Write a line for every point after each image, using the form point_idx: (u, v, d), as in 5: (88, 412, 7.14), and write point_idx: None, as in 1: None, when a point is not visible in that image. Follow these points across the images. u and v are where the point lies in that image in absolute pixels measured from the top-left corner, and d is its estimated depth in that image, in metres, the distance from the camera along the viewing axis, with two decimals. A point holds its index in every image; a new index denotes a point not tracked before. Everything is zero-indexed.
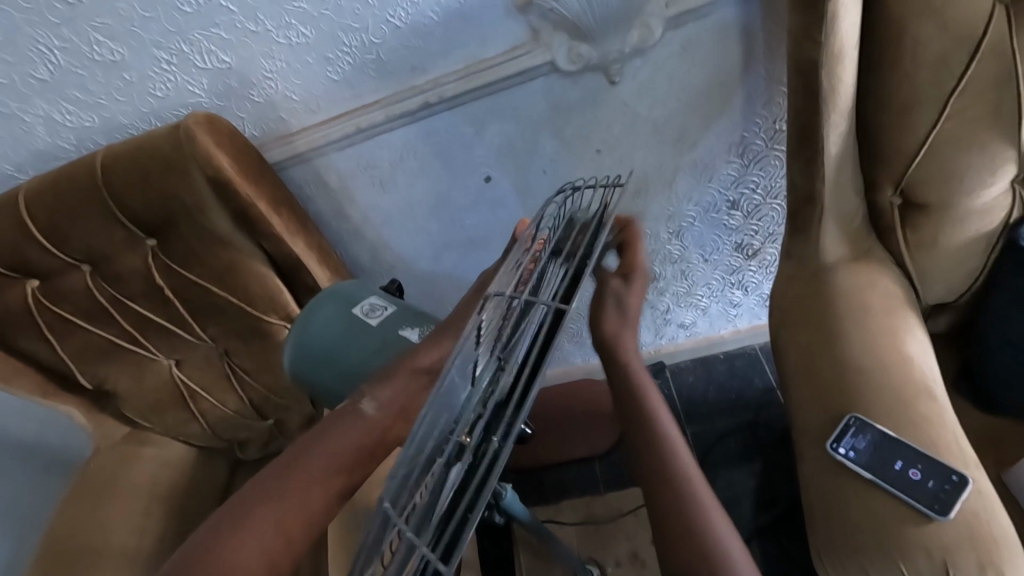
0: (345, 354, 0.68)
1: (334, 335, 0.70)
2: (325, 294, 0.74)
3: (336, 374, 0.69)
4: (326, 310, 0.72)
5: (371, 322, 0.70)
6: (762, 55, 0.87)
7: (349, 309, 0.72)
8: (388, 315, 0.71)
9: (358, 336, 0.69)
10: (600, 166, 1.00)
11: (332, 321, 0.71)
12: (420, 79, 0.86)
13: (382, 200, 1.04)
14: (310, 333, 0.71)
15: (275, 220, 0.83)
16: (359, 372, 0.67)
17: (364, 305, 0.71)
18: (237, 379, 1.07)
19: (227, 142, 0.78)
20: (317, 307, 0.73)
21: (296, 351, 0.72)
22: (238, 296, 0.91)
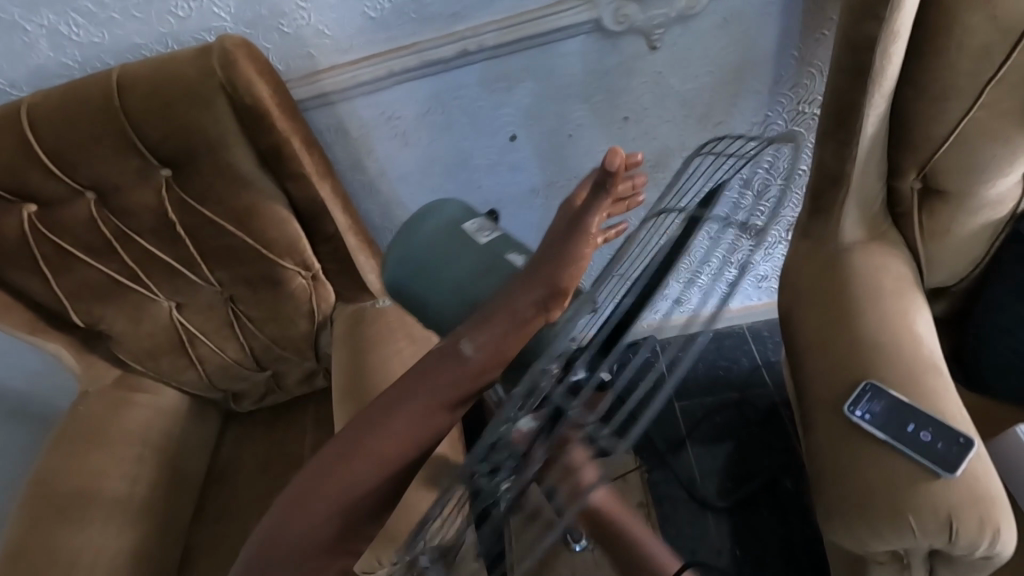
0: (449, 266, 0.63)
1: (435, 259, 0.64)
2: (408, 225, 0.69)
3: (442, 299, 0.63)
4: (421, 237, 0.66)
5: (478, 239, 0.64)
6: (797, 35, 0.89)
7: (457, 224, 0.67)
8: (497, 237, 0.66)
9: (466, 254, 0.63)
10: (625, 135, 1.01)
11: (438, 232, 0.66)
12: (459, 26, 0.84)
13: (401, 152, 1.01)
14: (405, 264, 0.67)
15: (304, 159, 0.80)
16: (461, 288, 0.62)
17: (473, 222, 0.66)
18: (240, 327, 1.04)
19: (266, 70, 0.75)
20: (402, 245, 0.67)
21: (391, 263, 0.67)
22: (252, 239, 0.87)
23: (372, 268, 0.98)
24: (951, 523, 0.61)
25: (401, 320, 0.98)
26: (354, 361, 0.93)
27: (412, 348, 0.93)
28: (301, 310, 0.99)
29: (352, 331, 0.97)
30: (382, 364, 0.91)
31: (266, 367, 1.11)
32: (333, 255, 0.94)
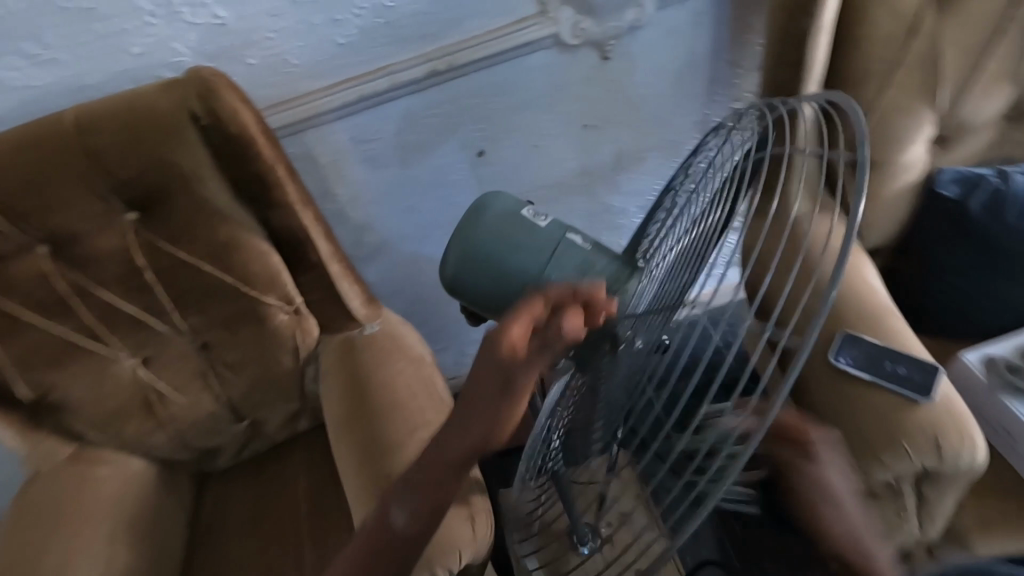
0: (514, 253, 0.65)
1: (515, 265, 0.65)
2: (462, 241, 0.66)
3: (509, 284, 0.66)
4: (484, 247, 0.66)
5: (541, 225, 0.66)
6: (728, 40, 1.00)
7: (515, 211, 0.67)
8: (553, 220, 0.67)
9: (532, 238, 0.65)
10: (586, 141, 1.07)
11: (499, 219, 0.66)
12: (429, 47, 0.87)
13: (372, 176, 1.01)
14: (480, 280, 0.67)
15: (288, 186, 0.78)
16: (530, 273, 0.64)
17: (531, 209, 0.67)
18: (215, 376, 0.97)
19: (243, 97, 0.73)
20: (469, 261, 0.67)
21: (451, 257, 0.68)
22: (232, 276, 0.83)
23: (356, 295, 0.95)
24: (938, 440, 0.69)
25: (394, 342, 0.98)
26: (356, 387, 0.93)
27: (413, 366, 0.95)
28: (286, 346, 0.95)
29: (347, 359, 0.96)
30: (387, 385, 0.92)
31: (243, 417, 1.03)
32: (318, 285, 0.91)
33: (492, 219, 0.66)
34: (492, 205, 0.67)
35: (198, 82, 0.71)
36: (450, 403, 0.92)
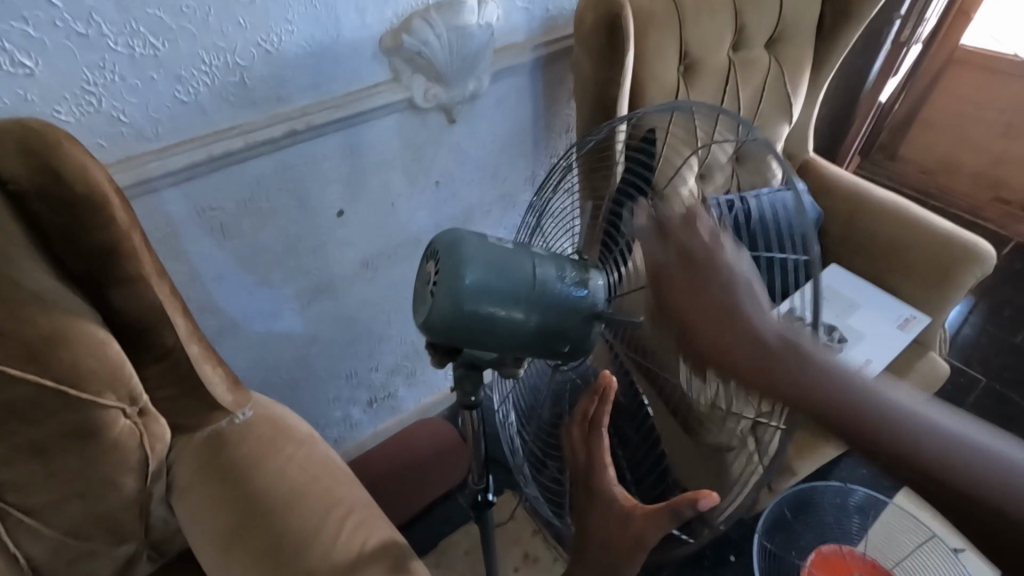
0: (531, 297, 0.46)
1: (532, 301, 0.46)
2: (446, 305, 0.44)
3: (536, 333, 0.47)
4: (484, 300, 0.44)
5: (526, 253, 0.47)
6: (546, 109, 1.20)
7: (494, 252, 0.45)
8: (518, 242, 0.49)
9: (536, 272, 0.46)
10: (438, 197, 1.15)
11: (493, 270, 0.44)
12: (284, 108, 0.86)
13: (217, 246, 0.91)
14: (479, 340, 0.47)
15: (145, 255, 0.69)
16: (559, 308, 0.47)
17: (497, 239, 0.47)
18: (10, 533, 0.70)
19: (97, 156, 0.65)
20: (471, 322, 0.44)
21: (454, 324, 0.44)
22: (50, 379, 0.65)
23: (220, 379, 0.82)
24: None
25: (274, 428, 0.85)
26: (237, 491, 0.78)
27: (305, 449, 0.83)
28: (126, 462, 0.74)
29: (216, 462, 0.80)
30: (276, 478, 0.79)
31: None
32: (171, 373, 0.77)
33: (482, 257, 0.44)
34: (467, 238, 0.45)
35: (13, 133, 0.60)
36: (353, 477, 0.83)
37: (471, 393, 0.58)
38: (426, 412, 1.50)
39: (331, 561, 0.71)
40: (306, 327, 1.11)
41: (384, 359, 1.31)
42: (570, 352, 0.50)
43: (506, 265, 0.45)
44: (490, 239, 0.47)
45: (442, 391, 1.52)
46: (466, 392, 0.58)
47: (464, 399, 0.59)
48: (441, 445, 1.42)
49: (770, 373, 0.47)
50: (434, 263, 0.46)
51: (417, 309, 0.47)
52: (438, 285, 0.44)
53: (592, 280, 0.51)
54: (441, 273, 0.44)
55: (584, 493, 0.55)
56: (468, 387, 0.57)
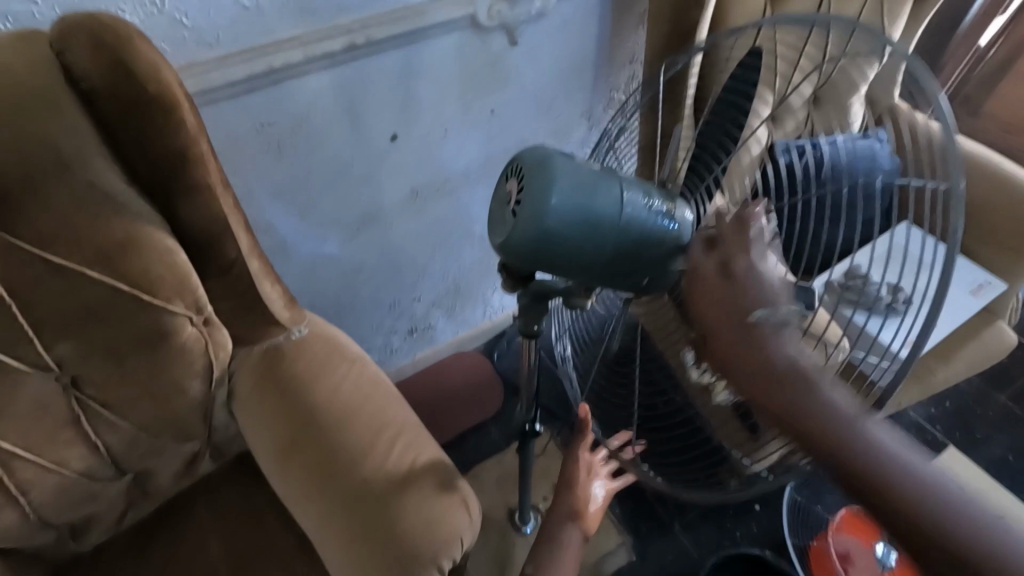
0: (614, 223, 0.45)
1: (617, 229, 0.45)
2: (528, 225, 0.43)
3: (617, 261, 0.47)
4: (568, 223, 0.43)
5: (612, 178, 0.46)
6: (612, 35, 1.11)
7: (582, 175, 0.44)
8: (602, 166, 0.47)
9: (621, 198, 0.45)
10: (492, 127, 1.10)
11: (579, 193, 0.43)
12: (344, 20, 0.83)
13: (274, 165, 0.90)
14: (557, 266, 0.46)
15: (211, 164, 0.69)
16: (643, 236, 0.46)
17: (582, 162, 0.45)
18: (90, 422, 0.76)
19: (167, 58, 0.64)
20: (553, 245, 0.44)
21: (537, 249, 0.44)
22: (126, 283, 0.68)
23: (278, 296, 0.83)
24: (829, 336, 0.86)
25: (329, 347, 0.86)
26: (294, 403, 0.81)
27: (357, 369, 0.85)
28: (194, 367, 0.78)
29: (273, 375, 0.83)
30: (331, 393, 0.81)
31: (126, 471, 0.82)
32: (233, 287, 0.79)
33: (569, 178, 0.43)
34: (554, 157, 0.44)
35: (89, 31, 0.60)
36: (402, 399, 0.84)
37: (535, 323, 0.58)
38: (463, 346, 1.52)
39: (383, 473, 0.74)
40: (354, 253, 1.12)
41: (427, 291, 1.31)
42: (647, 284, 0.50)
43: (593, 189, 0.44)
44: (576, 159, 0.45)
45: (480, 327, 1.52)
46: (530, 320, 0.58)
47: (527, 327, 0.59)
48: (475, 378, 1.44)
49: (765, 391, 0.49)
50: (518, 182, 0.45)
51: (495, 230, 0.46)
52: (522, 205, 0.43)
53: (677, 212, 0.49)
54: (527, 192, 0.43)
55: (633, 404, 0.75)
56: (534, 316, 0.58)
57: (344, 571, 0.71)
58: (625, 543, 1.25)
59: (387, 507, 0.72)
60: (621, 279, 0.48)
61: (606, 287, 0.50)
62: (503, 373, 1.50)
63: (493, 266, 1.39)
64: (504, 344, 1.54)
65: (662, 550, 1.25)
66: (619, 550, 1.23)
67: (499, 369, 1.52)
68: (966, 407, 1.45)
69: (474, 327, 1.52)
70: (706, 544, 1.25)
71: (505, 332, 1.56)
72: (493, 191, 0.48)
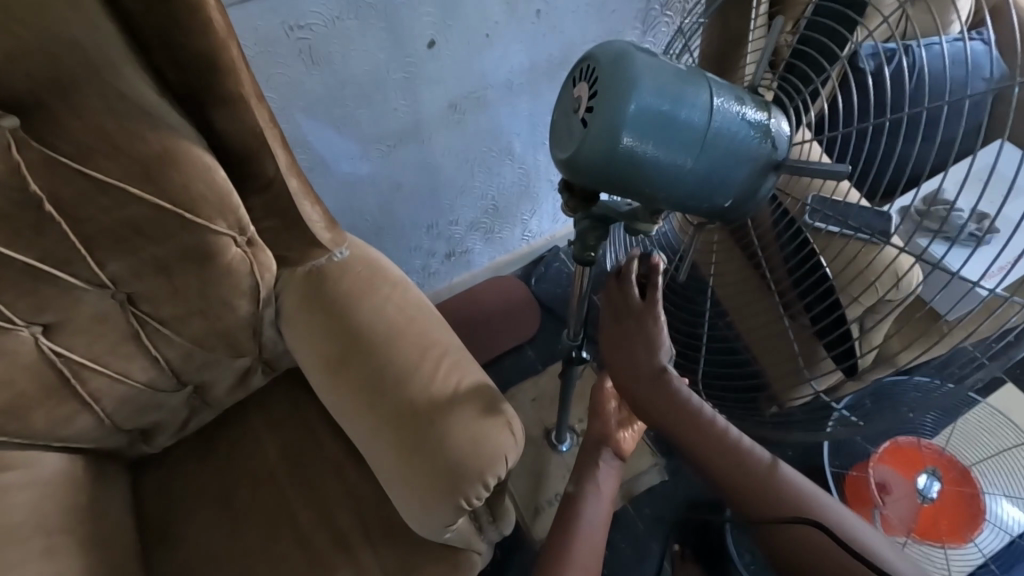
0: (697, 133, 0.39)
1: (700, 141, 0.40)
2: (599, 136, 0.38)
3: (698, 180, 0.41)
4: (646, 134, 0.38)
5: (696, 80, 0.40)
6: None
7: (664, 76, 0.38)
8: (684, 67, 0.41)
9: (704, 103, 0.39)
10: (537, 31, 0.99)
11: (659, 98, 0.38)
12: None
13: (307, 73, 0.85)
14: (630, 186, 0.41)
15: (243, 74, 0.65)
16: (729, 149, 0.41)
17: (662, 60, 0.39)
18: (149, 337, 0.78)
19: None
20: (627, 160, 0.39)
21: (610, 164, 0.39)
22: (167, 201, 0.67)
23: (318, 217, 0.81)
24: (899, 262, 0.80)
25: (371, 269, 0.85)
26: (338, 324, 0.81)
27: (400, 292, 0.84)
28: (241, 286, 0.78)
29: (317, 297, 0.83)
30: (376, 315, 0.81)
31: (186, 384, 0.85)
32: (273, 205, 0.77)
33: (650, 80, 0.37)
34: (631, 55, 0.38)
35: None
36: (445, 321, 0.84)
37: (590, 250, 0.54)
38: (499, 271, 1.50)
39: (430, 394, 0.75)
40: (391, 172, 1.07)
41: (465, 213, 1.28)
42: (726, 208, 0.44)
43: (675, 92, 0.38)
44: (656, 58, 0.40)
45: (517, 252, 1.49)
46: (586, 247, 0.54)
47: (582, 254, 0.55)
48: (510, 302, 1.45)
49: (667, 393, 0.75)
50: (589, 85, 0.39)
51: (559, 143, 0.42)
52: (594, 114, 0.38)
53: (770, 123, 0.43)
54: (600, 97, 0.38)
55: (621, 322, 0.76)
56: (589, 241, 0.54)
57: (393, 479, 0.75)
58: (658, 464, 1.28)
59: (435, 423, 0.73)
60: (701, 199, 0.43)
61: (681, 212, 0.45)
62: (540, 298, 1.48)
63: (534, 188, 1.32)
64: (541, 269, 1.51)
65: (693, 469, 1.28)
66: (651, 470, 1.26)
67: (536, 294, 1.50)
68: None
69: (512, 251, 1.49)
70: None
71: (543, 257, 1.52)
72: (557, 95, 0.43)
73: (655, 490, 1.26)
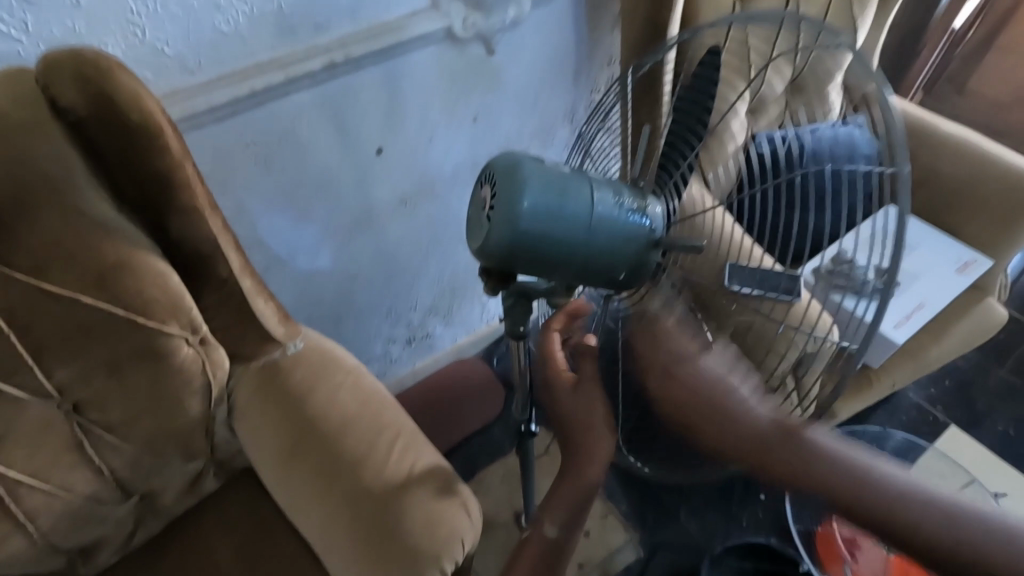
0: (583, 223, 0.47)
1: (588, 228, 0.47)
2: (501, 229, 0.45)
3: (592, 258, 0.49)
4: (537, 226, 0.46)
5: (579, 178, 0.48)
6: (592, 33, 1.10)
7: (552, 178, 0.46)
8: (570, 168, 0.50)
9: (587, 197, 0.47)
10: (476, 134, 1.11)
11: (548, 196, 0.46)
12: (322, 39, 0.84)
13: (262, 181, 0.92)
14: (531, 265, 0.48)
15: (196, 189, 0.71)
16: (615, 231, 0.48)
17: (550, 165, 0.48)
18: (94, 446, 0.77)
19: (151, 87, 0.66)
20: (525, 247, 0.46)
21: (513, 251, 0.46)
22: (119, 307, 0.70)
23: (271, 312, 0.85)
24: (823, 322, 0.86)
25: (325, 357, 0.87)
26: (293, 414, 0.82)
27: (354, 378, 0.86)
28: (193, 385, 0.79)
29: (271, 389, 0.84)
30: (330, 404, 0.82)
31: (132, 493, 0.83)
32: (227, 304, 0.80)
33: (538, 183, 0.45)
34: (522, 163, 0.46)
35: (72, 65, 0.61)
36: (399, 404, 0.86)
37: (520, 325, 0.60)
38: (460, 352, 1.53)
39: (384, 480, 0.75)
40: (346, 264, 1.13)
41: (422, 298, 1.33)
42: (623, 280, 0.52)
43: (562, 190, 0.46)
44: (545, 163, 0.48)
45: (478, 332, 1.53)
46: (516, 321, 0.60)
47: (513, 329, 0.60)
48: (470, 382, 1.46)
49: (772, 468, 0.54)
50: (490, 188, 0.47)
51: (472, 235, 0.49)
52: (495, 211, 0.46)
53: (652, 210, 0.52)
54: (498, 199, 0.46)
55: (674, 385, 0.55)
56: (518, 317, 0.59)
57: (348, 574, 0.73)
58: (631, 540, 1.25)
59: (388, 508, 0.73)
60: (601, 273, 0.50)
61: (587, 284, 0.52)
62: (503, 375, 1.51)
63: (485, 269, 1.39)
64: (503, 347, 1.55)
65: (667, 539, 1.26)
66: (625, 545, 1.24)
67: (499, 372, 1.52)
68: (967, 385, 1.45)
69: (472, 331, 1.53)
70: (709, 531, 1.26)
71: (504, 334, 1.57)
72: (469, 197, 0.51)
73: (632, 568, 1.22)
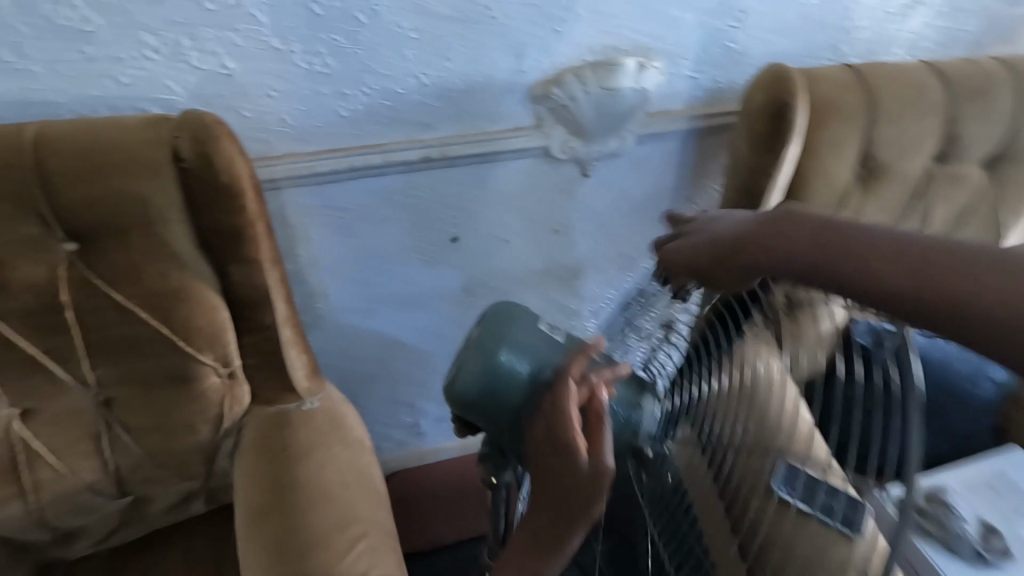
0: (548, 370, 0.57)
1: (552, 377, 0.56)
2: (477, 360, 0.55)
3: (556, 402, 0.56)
4: (509, 376, 0.55)
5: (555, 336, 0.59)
6: (694, 177, 1.08)
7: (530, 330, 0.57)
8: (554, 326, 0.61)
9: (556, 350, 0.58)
10: (552, 245, 1.11)
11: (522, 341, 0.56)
12: (425, 135, 0.90)
13: (339, 242, 0.98)
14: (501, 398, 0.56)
15: (264, 243, 0.77)
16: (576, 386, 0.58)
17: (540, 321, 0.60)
18: (107, 442, 0.82)
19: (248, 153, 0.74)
20: (495, 379, 0.55)
21: (486, 379, 0.55)
22: (167, 327, 0.77)
23: (301, 365, 0.87)
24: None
25: (332, 423, 0.88)
26: (279, 470, 0.81)
27: (350, 454, 0.85)
28: (206, 413, 0.83)
29: (271, 439, 0.84)
30: (315, 475, 0.81)
31: (126, 493, 0.86)
32: (261, 348, 0.84)
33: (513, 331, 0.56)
34: (507, 311, 0.58)
35: (198, 123, 0.71)
36: (380, 496, 0.82)
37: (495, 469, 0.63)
38: None
39: None
40: (395, 333, 1.16)
41: None
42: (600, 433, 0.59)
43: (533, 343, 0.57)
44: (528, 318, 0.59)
45: None
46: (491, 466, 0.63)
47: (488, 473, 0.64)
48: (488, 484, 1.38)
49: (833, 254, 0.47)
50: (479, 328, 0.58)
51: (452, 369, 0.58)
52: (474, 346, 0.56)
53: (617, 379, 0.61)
54: (481, 337, 0.56)
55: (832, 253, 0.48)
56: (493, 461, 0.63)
57: None
58: None
59: None
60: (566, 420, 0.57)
61: None
62: None
63: None
64: None
65: None
66: None
67: None
68: None
69: None
70: None
71: None
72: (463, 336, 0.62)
73: None
